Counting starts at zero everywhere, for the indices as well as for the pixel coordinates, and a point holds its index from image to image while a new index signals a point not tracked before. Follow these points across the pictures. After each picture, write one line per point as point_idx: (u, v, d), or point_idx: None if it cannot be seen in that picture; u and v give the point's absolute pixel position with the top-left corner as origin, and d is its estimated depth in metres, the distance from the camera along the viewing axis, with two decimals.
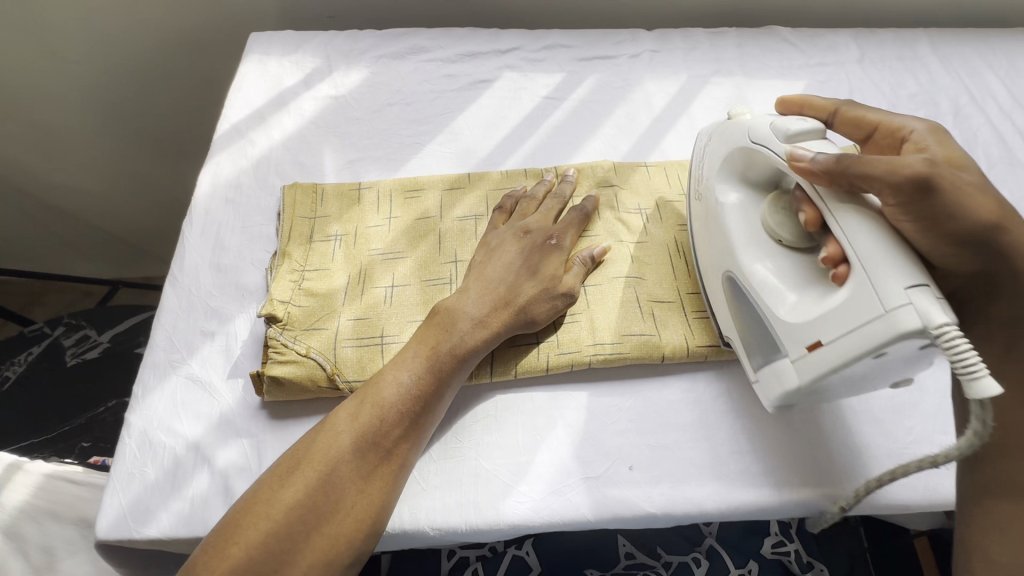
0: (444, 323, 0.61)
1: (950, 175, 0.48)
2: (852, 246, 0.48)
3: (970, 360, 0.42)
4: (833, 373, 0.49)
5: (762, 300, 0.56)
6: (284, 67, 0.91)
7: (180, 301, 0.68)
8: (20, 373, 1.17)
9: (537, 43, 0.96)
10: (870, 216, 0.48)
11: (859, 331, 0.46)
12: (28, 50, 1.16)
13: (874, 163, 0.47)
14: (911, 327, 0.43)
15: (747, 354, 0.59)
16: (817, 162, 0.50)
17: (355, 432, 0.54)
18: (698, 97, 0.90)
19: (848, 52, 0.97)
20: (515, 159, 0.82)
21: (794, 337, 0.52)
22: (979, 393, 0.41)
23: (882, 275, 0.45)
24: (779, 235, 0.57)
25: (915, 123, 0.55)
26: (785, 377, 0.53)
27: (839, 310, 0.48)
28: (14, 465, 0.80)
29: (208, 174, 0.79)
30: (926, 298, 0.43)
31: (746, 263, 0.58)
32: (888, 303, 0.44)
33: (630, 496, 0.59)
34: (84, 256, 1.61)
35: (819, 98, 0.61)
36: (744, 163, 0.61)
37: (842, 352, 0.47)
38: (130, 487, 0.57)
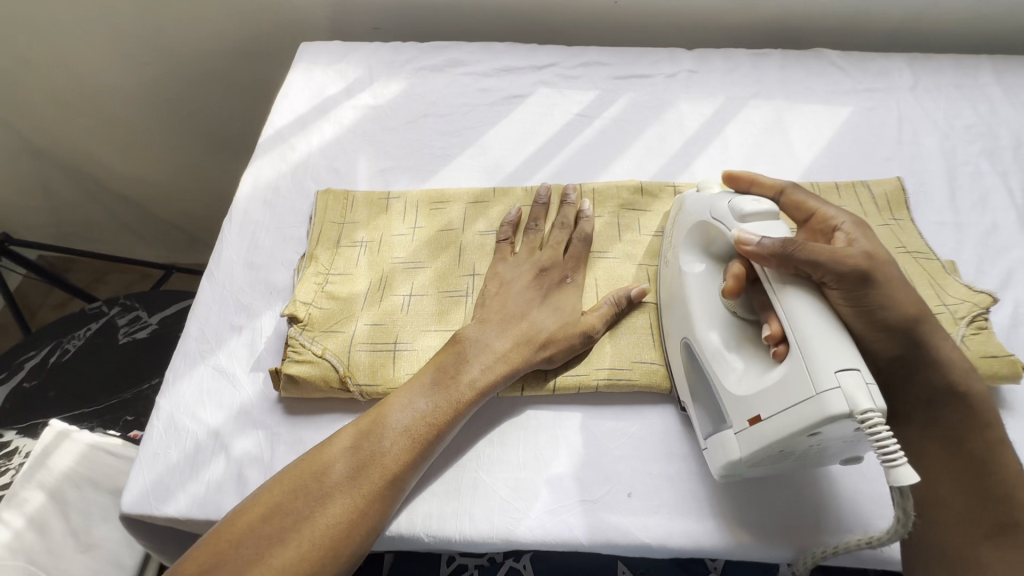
0: (462, 353, 0.63)
1: (880, 272, 0.53)
2: (791, 325, 0.50)
3: (891, 449, 0.44)
4: (769, 447, 0.50)
5: (712, 369, 0.57)
6: (329, 76, 0.95)
7: (214, 295, 0.73)
8: (78, 348, 1.29)
9: (574, 60, 0.96)
10: (813, 294, 0.51)
11: (794, 409, 0.48)
12: (101, 50, 1.25)
13: (818, 250, 0.51)
14: (838, 411, 0.45)
15: (696, 412, 0.60)
16: (763, 246, 0.53)
17: (354, 446, 0.57)
18: (734, 120, 0.88)
19: (901, 79, 0.92)
20: (541, 175, 0.83)
21: (738, 408, 0.53)
22: (899, 481, 0.44)
23: (818, 360, 0.47)
24: (734, 309, 0.58)
25: (843, 216, 0.58)
26: (728, 449, 0.54)
27: (779, 387, 0.50)
28: (65, 432, 0.89)
29: (250, 176, 0.84)
30: (854, 382, 0.45)
31: (700, 334, 0.59)
32: (819, 386, 0.46)
33: (626, 524, 0.58)
34: (146, 240, 1.74)
35: (766, 178, 0.65)
36: (704, 238, 0.63)
37: (778, 429, 0.49)
38: (154, 467, 0.62)
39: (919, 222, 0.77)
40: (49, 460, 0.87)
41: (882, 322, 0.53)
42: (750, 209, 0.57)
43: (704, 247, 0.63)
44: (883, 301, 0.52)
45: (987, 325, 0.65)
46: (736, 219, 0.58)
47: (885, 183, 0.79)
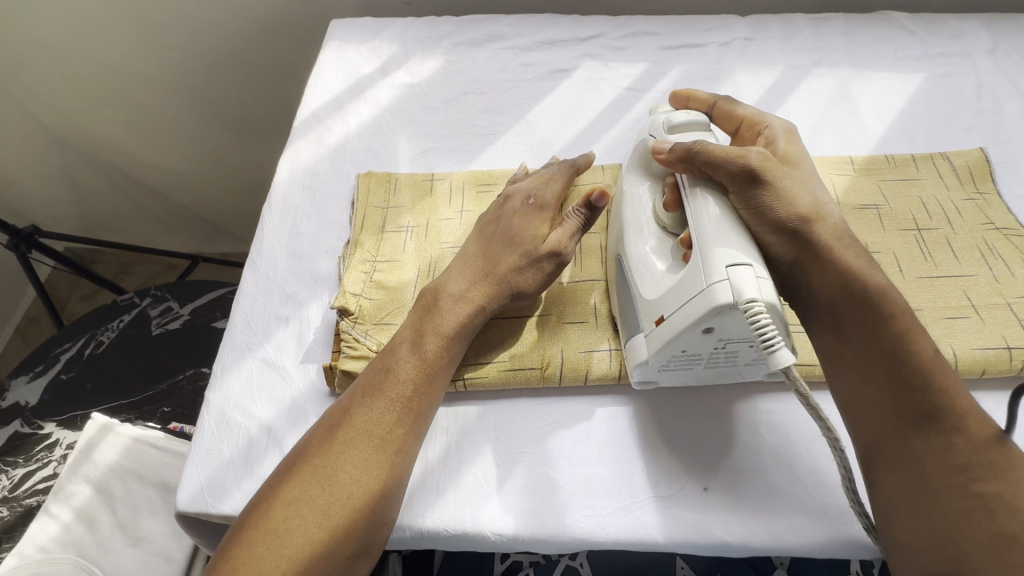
0: (427, 308, 0.60)
1: (776, 174, 0.56)
2: (694, 224, 0.52)
3: (769, 335, 0.45)
4: (669, 346, 0.52)
5: (636, 276, 0.57)
6: (363, 54, 0.91)
7: (257, 284, 0.70)
8: (112, 339, 1.29)
9: (620, 30, 0.91)
10: (716, 194, 0.54)
11: (691, 302, 0.49)
12: (124, 36, 1.22)
13: (714, 150, 0.55)
14: (723, 300, 0.46)
15: (619, 313, 0.61)
16: (672, 152, 0.57)
17: (406, 360, 0.57)
18: (797, 90, 0.82)
19: (977, 41, 0.85)
20: (591, 153, 0.79)
21: (646, 312, 0.54)
22: (777, 364, 0.44)
23: (714, 255, 0.48)
24: (661, 221, 0.58)
25: (773, 121, 0.63)
26: (637, 351, 0.56)
27: (678, 287, 0.51)
28: (109, 426, 0.89)
29: (288, 160, 0.80)
30: (743, 275, 0.47)
31: (628, 244, 0.59)
32: (710, 278, 0.48)
33: (705, 520, 0.55)
34: (171, 230, 1.73)
35: (702, 93, 0.69)
36: (647, 158, 0.63)
37: (677, 325, 0.50)
38: (208, 464, 0.60)
39: (1005, 196, 0.72)
40: (94, 453, 0.87)
41: (771, 222, 0.55)
42: (679, 121, 0.62)
43: (647, 168, 0.63)
44: (768, 199, 0.55)
45: None
46: (666, 130, 0.61)
47: (967, 155, 0.74)
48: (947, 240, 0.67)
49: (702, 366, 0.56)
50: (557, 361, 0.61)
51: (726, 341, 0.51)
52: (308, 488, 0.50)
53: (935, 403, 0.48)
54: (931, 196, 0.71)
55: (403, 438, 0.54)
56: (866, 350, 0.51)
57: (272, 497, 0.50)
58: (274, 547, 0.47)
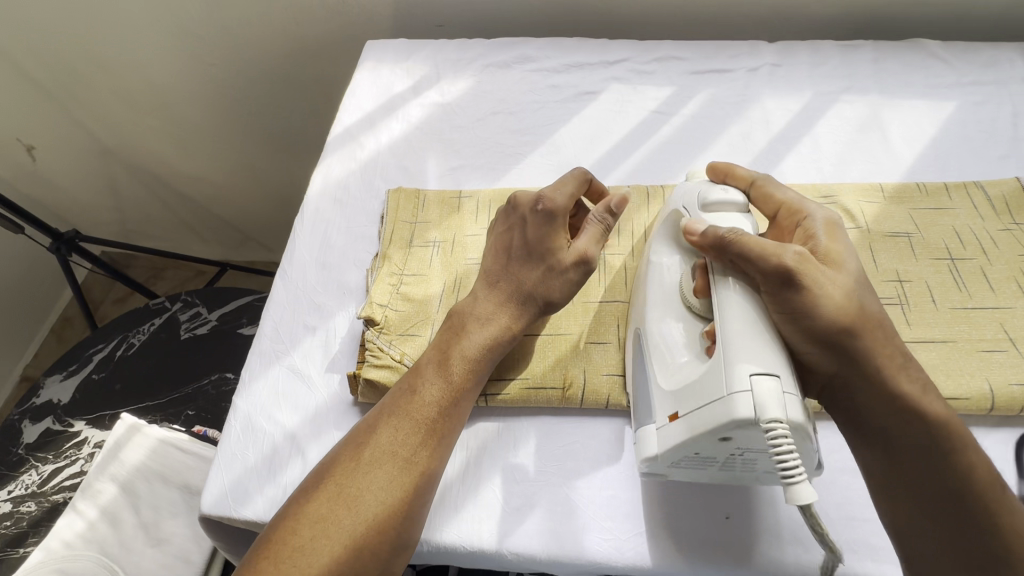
0: (454, 333, 0.60)
1: (819, 274, 0.51)
2: (722, 316, 0.51)
3: (791, 466, 0.44)
4: (682, 445, 0.50)
5: (652, 363, 0.56)
6: (395, 74, 0.94)
7: (288, 294, 0.72)
8: (143, 342, 1.32)
9: (647, 55, 0.92)
10: (747, 294, 0.51)
11: (708, 407, 0.47)
12: (169, 51, 1.27)
13: (752, 243, 0.51)
14: (744, 415, 0.45)
15: (632, 404, 0.58)
16: (708, 235, 0.54)
17: (435, 383, 0.57)
18: (825, 116, 0.82)
19: (1012, 70, 0.84)
20: (617, 175, 0.80)
21: (663, 403, 0.53)
22: (796, 500, 0.43)
23: (738, 360, 0.47)
24: (689, 304, 0.57)
25: (814, 210, 0.58)
26: (647, 444, 0.53)
27: (697, 383, 0.50)
28: (136, 427, 0.91)
29: (320, 174, 0.83)
30: (767, 387, 0.45)
31: (652, 324, 0.58)
32: (732, 386, 0.46)
33: (725, 549, 0.54)
34: (202, 237, 1.78)
35: (742, 168, 0.64)
36: (673, 229, 0.62)
37: (691, 428, 0.49)
38: (233, 468, 0.61)
39: None
40: (121, 453, 0.89)
41: (813, 333, 0.50)
42: (714, 199, 0.58)
43: (674, 237, 0.62)
44: (810, 306, 0.50)
45: None
46: (700, 208, 0.58)
47: (1001, 184, 0.72)
48: (982, 271, 0.65)
49: (718, 469, 0.53)
50: (579, 381, 0.61)
51: (743, 452, 0.49)
52: (332, 506, 0.50)
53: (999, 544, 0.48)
54: (964, 226, 0.69)
55: (428, 461, 0.54)
56: (930, 487, 0.49)
57: (297, 512, 0.50)
58: (300, 564, 0.47)
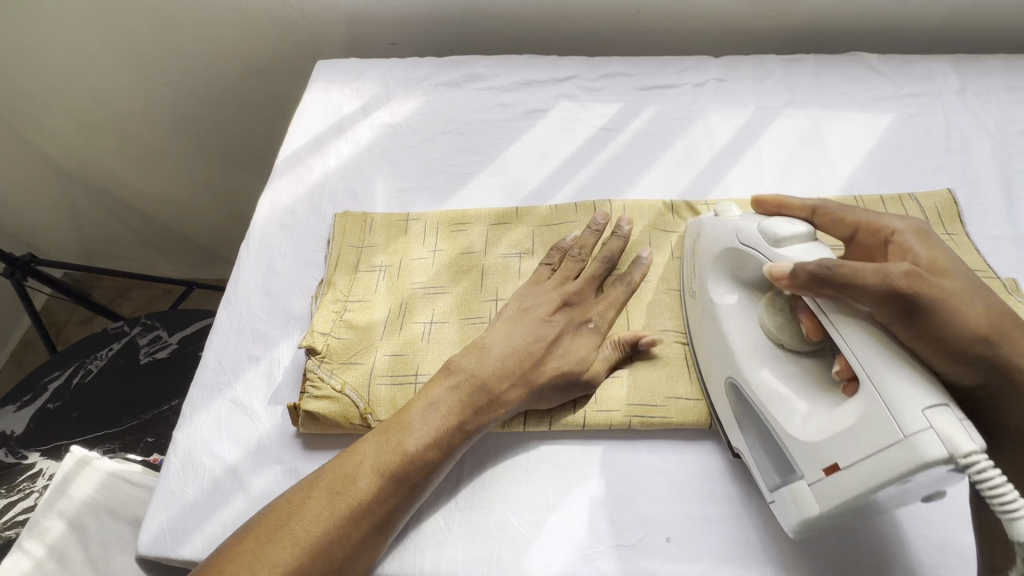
0: (467, 382, 0.59)
1: (941, 291, 0.47)
2: (856, 358, 0.47)
3: (1004, 491, 0.41)
4: (855, 500, 0.46)
5: (770, 411, 0.53)
6: (345, 95, 0.93)
7: (231, 323, 0.71)
8: (100, 368, 1.28)
9: (595, 71, 0.93)
10: (871, 329, 0.47)
11: (879, 455, 0.44)
12: (120, 70, 1.25)
13: (862, 270, 0.47)
14: (937, 456, 0.41)
15: (750, 452, 0.55)
16: (800, 274, 0.50)
17: (380, 465, 0.55)
18: (767, 130, 0.84)
19: (946, 82, 0.87)
20: (565, 193, 0.80)
21: (810, 458, 0.49)
22: (1019, 534, 0.41)
23: (905, 400, 0.44)
24: (780, 339, 0.55)
25: (898, 223, 0.54)
26: (803, 504, 0.49)
27: (854, 430, 0.46)
28: (85, 460, 0.88)
29: (267, 200, 0.82)
30: (946, 421, 0.42)
31: (749, 370, 0.55)
32: (907, 428, 0.43)
33: (666, 571, 0.54)
34: (167, 257, 1.74)
35: (794, 199, 0.61)
36: (732, 266, 0.61)
37: (860, 480, 0.45)
38: (171, 505, 0.60)
39: (974, 238, 0.72)
40: (69, 488, 0.86)
41: (957, 352, 0.46)
42: (785, 232, 0.55)
43: (731, 274, 0.61)
44: (945, 325, 0.46)
45: None
46: (771, 245, 0.55)
47: (935, 196, 0.74)
48: None
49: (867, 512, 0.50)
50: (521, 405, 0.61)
51: (908, 488, 0.46)
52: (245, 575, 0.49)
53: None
54: None
55: (390, 512, 0.54)
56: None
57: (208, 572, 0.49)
58: None
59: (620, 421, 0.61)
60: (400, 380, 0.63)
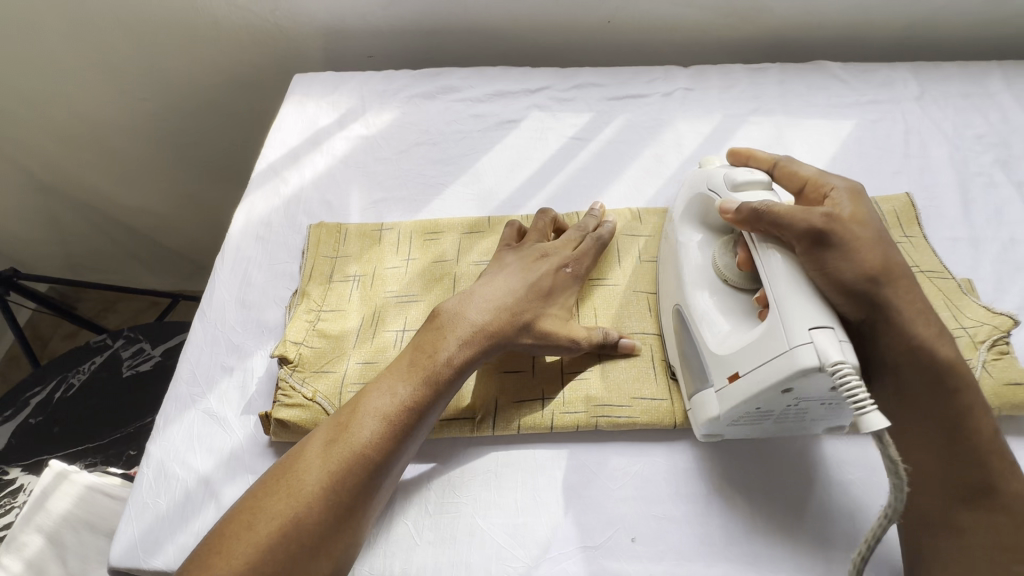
0: (448, 324, 0.60)
1: (848, 229, 0.53)
2: (771, 280, 0.52)
3: (860, 397, 0.45)
4: (746, 403, 0.52)
5: (699, 330, 0.59)
6: (322, 108, 0.95)
7: (206, 334, 0.72)
8: (83, 382, 1.27)
9: (567, 82, 0.95)
10: (785, 254, 0.53)
11: (771, 362, 0.49)
12: (101, 84, 1.26)
13: (784, 209, 0.53)
14: (810, 364, 0.46)
15: (680, 365, 0.62)
16: (744, 210, 0.56)
17: (332, 461, 0.51)
18: (733, 138, 0.86)
19: (906, 89, 0.90)
20: (536, 202, 0.82)
21: (720, 366, 0.55)
22: (868, 427, 0.44)
23: (794, 318, 0.49)
24: (724, 275, 0.60)
25: (838, 182, 0.58)
26: (708, 406, 0.56)
27: (755, 345, 0.52)
28: (64, 474, 0.89)
29: (243, 212, 0.83)
30: (827, 338, 0.47)
31: (690, 297, 0.61)
32: (793, 340, 0.48)
33: (631, 571, 0.55)
34: (152, 269, 1.74)
35: (762, 153, 0.66)
36: (701, 210, 0.65)
37: (752, 385, 0.51)
38: (143, 516, 0.60)
39: (932, 239, 0.74)
40: (47, 502, 0.86)
41: (846, 284, 0.51)
42: (742, 180, 0.60)
43: (700, 216, 0.65)
44: (845, 255, 0.51)
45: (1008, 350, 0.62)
46: (730, 189, 0.61)
47: (894, 199, 0.76)
48: None
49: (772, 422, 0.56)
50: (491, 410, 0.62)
51: (803, 403, 0.52)
52: None
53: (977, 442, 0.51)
54: None
55: (383, 458, 0.52)
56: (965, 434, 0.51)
57: None
58: None
59: (587, 423, 0.62)
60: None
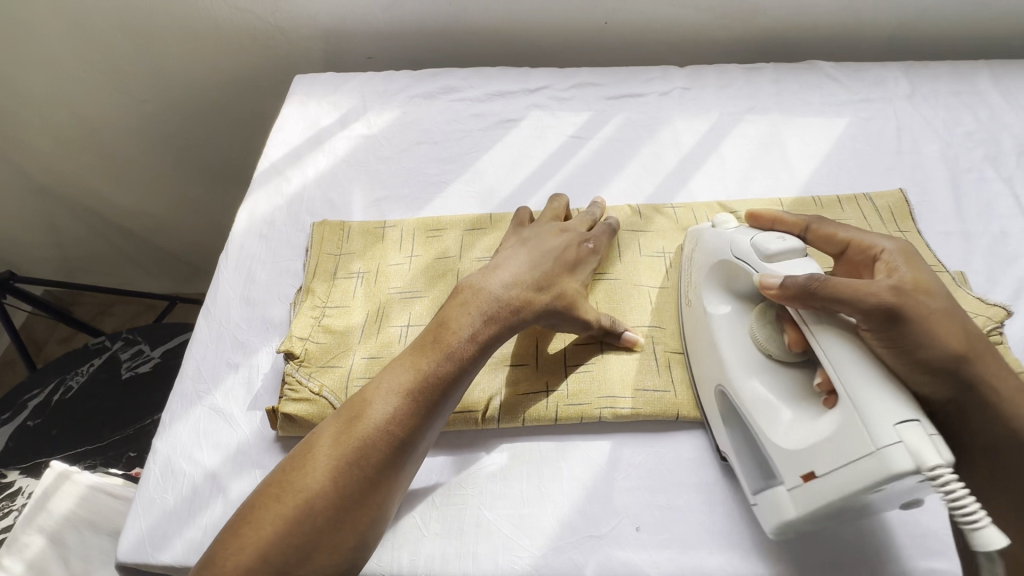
0: (473, 298, 0.60)
1: (918, 305, 0.49)
2: (839, 375, 0.48)
3: (970, 506, 0.42)
4: (829, 505, 0.48)
5: (756, 419, 0.55)
6: (323, 108, 0.96)
7: (211, 331, 0.72)
8: (81, 384, 1.27)
9: (566, 81, 0.96)
10: (848, 339, 0.49)
11: (852, 465, 0.46)
12: (100, 85, 1.26)
13: (842, 286, 0.49)
14: (903, 468, 0.43)
15: (737, 456, 0.57)
16: (788, 285, 0.52)
17: (339, 452, 0.51)
18: (730, 136, 0.88)
19: (897, 88, 0.92)
20: (537, 199, 0.83)
21: (790, 462, 0.51)
22: (985, 545, 0.41)
23: (876, 412, 0.45)
24: (767, 348, 0.57)
25: (885, 243, 0.55)
26: (781, 506, 0.52)
27: (830, 439, 0.48)
28: (66, 474, 0.88)
29: (246, 211, 0.84)
30: (917, 435, 0.43)
31: (737, 379, 0.57)
32: (879, 441, 0.44)
33: (636, 559, 0.56)
34: (150, 272, 1.73)
35: (790, 215, 0.63)
36: (727, 276, 0.62)
37: (837, 487, 0.47)
38: (150, 512, 0.60)
39: (925, 233, 0.76)
40: (49, 503, 0.85)
41: (924, 362, 0.48)
42: (777, 248, 0.56)
43: (726, 283, 0.63)
44: (919, 340, 0.48)
45: (1001, 340, 0.63)
46: (762, 259, 0.57)
47: (887, 195, 0.78)
48: None
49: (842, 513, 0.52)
50: (496, 403, 0.63)
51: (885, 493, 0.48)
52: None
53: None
54: None
55: (410, 431, 0.53)
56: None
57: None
58: None
59: (591, 415, 0.63)
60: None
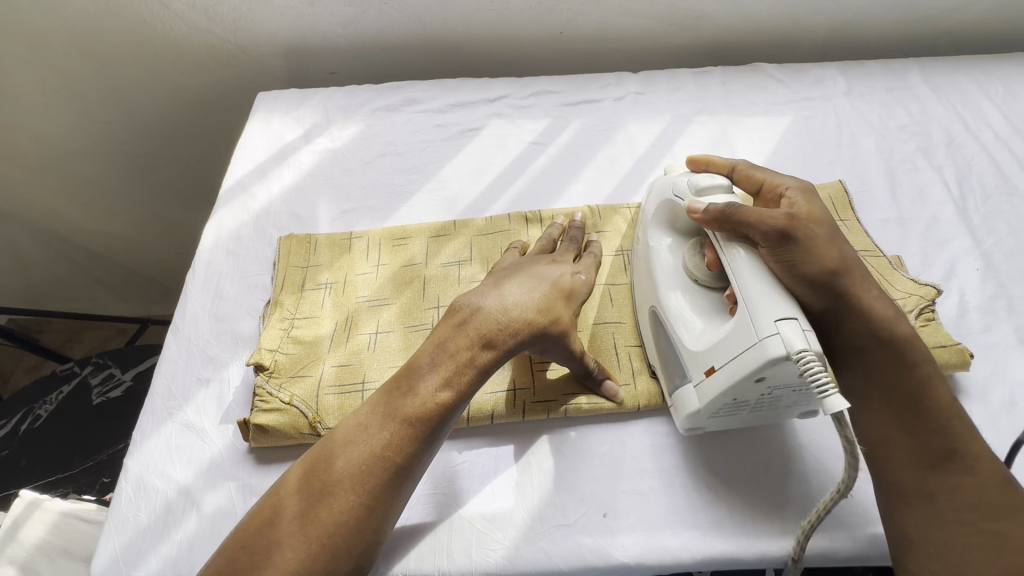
0: (463, 322, 0.59)
1: (808, 229, 0.55)
2: (736, 280, 0.54)
3: (822, 381, 0.47)
4: (722, 395, 0.54)
5: (674, 329, 0.61)
6: (286, 123, 0.97)
7: (180, 349, 0.73)
8: (50, 412, 1.22)
9: (524, 90, 0.99)
10: (752, 255, 0.55)
11: (741, 356, 0.52)
12: (60, 110, 1.25)
13: (750, 211, 0.55)
14: (777, 354, 0.49)
15: (662, 367, 0.64)
16: (709, 213, 0.58)
17: (314, 480, 0.52)
18: (681, 137, 0.92)
19: (835, 86, 0.97)
20: (499, 205, 0.85)
21: (695, 361, 0.58)
22: (831, 409, 0.46)
23: (760, 310, 0.51)
24: (695, 276, 0.62)
25: (790, 182, 0.61)
26: (688, 401, 0.59)
27: (727, 338, 0.54)
28: (36, 503, 0.86)
29: (212, 228, 0.84)
30: (792, 328, 0.49)
31: (664, 297, 0.63)
32: (761, 333, 0.50)
33: (603, 544, 0.58)
34: (119, 296, 1.69)
35: (719, 157, 0.68)
36: (666, 217, 0.68)
37: (727, 377, 0.53)
38: (123, 530, 0.61)
39: (864, 222, 0.80)
40: (18, 533, 0.83)
41: (805, 276, 0.54)
42: (704, 183, 0.61)
43: (670, 222, 0.68)
44: (802, 255, 0.54)
45: (934, 317, 0.68)
46: (693, 194, 0.62)
47: (829, 187, 0.83)
48: None
49: (748, 409, 0.58)
50: None
51: (775, 388, 0.54)
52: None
53: (976, 463, 0.53)
54: None
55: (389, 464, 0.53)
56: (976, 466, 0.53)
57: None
58: None
59: (555, 409, 0.65)
60: (347, 390, 0.66)
